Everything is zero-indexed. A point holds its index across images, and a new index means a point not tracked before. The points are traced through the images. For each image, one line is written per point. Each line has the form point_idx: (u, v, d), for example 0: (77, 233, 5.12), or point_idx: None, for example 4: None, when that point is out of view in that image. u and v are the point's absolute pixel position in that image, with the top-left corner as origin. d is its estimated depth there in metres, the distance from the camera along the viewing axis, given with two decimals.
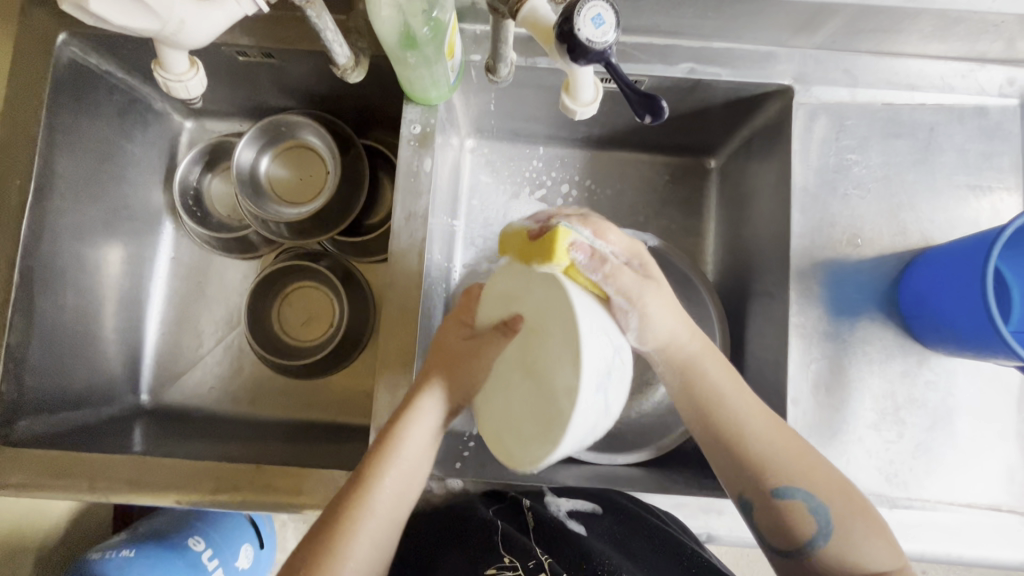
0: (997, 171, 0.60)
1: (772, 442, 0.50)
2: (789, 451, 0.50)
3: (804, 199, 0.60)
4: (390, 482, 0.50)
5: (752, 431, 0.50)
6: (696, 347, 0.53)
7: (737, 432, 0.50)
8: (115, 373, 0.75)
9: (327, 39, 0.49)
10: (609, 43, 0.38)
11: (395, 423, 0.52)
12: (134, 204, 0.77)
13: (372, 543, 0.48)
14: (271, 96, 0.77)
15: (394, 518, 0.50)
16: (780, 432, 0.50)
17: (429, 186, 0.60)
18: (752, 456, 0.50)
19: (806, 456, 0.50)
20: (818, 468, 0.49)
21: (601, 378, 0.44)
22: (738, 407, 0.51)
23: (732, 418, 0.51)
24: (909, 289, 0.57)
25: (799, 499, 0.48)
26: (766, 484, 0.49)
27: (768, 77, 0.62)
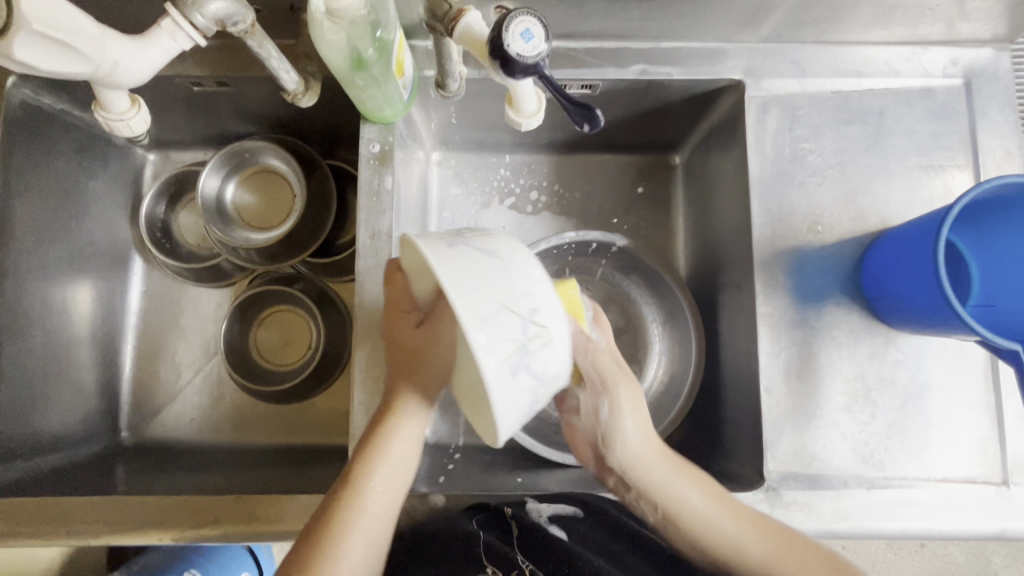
0: (947, 150, 0.61)
1: (763, 547, 0.50)
2: (767, 546, 0.50)
3: (763, 189, 0.61)
4: (377, 484, 0.50)
5: (744, 542, 0.51)
6: (663, 469, 0.53)
7: (725, 545, 0.51)
8: (92, 412, 0.75)
9: (272, 67, 0.50)
10: (540, 56, 0.40)
11: (377, 425, 0.51)
12: (101, 241, 0.77)
13: (365, 543, 0.48)
14: (232, 123, 0.77)
15: (385, 519, 0.50)
16: (754, 530, 0.51)
17: (392, 204, 0.60)
18: (751, 566, 0.51)
19: (790, 543, 0.51)
20: (810, 554, 0.50)
21: (515, 356, 0.41)
22: (728, 527, 0.51)
23: (711, 535, 0.51)
24: (870, 271, 0.58)
25: None
26: None
27: (719, 73, 0.63)
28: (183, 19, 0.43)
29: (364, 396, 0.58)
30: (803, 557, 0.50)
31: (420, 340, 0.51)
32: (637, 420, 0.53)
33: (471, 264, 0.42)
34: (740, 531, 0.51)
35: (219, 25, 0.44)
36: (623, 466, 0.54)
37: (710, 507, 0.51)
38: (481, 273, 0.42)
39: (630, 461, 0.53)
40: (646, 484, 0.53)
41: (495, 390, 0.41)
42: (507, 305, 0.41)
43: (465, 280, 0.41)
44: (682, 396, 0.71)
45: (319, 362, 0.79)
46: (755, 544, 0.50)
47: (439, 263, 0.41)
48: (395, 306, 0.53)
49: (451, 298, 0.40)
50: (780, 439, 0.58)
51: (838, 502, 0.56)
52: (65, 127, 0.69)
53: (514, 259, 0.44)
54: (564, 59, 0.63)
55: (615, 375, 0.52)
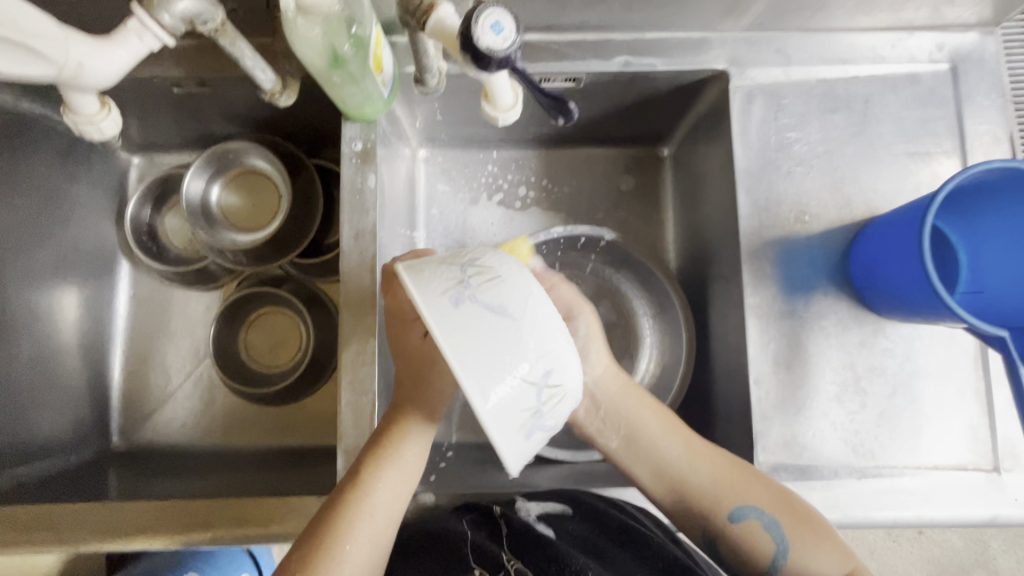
0: (934, 136, 0.61)
1: (709, 475, 0.54)
2: (724, 478, 0.54)
3: (749, 179, 0.61)
4: (386, 487, 0.50)
5: (685, 464, 0.55)
6: (632, 404, 0.59)
7: (673, 468, 0.56)
8: (82, 418, 0.74)
9: (247, 66, 0.50)
10: (512, 48, 0.39)
11: (386, 435, 0.51)
12: (86, 246, 0.76)
13: (368, 545, 0.48)
14: (215, 124, 0.76)
15: (390, 521, 0.50)
16: (712, 465, 0.55)
17: (375, 202, 0.60)
18: (696, 491, 0.55)
19: (744, 476, 0.54)
20: (757, 482, 0.53)
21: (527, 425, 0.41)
22: (674, 451, 0.56)
23: (676, 468, 0.55)
24: (858, 259, 0.58)
25: (751, 519, 0.53)
26: (717, 516, 0.54)
27: (702, 63, 0.63)
28: (151, 19, 0.42)
29: (351, 397, 0.58)
30: (752, 486, 0.53)
31: (427, 349, 0.51)
32: (631, 399, 0.59)
33: (479, 331, 0.40)
34: (688, 462, 0.56)
35: (188, 24, 0.44)
36: (594, 387, 0.60)
37: (660, 433, 0.57)
38: (488, 342, 0.39)
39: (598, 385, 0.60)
40: (612, 404, 0.59)
41: (510, 457, 0.42)
42: (518, 380, 0.40)
43: (473, 359, 0.39)
44: (673, 388, 0.71)
45: (310, 362, 0.79)
46: (703, 471, 0.55)
47: (444, 337, 0.39)
48: (401, 313, 0.53)
49: (459, 380, 0.38)
50: (770, 430, 0.58)
51: (829, 492, 0.56)
52: (45, 131, 0.68)
53: (525, 312, 0.41)
54: (546, 52, 0.62)
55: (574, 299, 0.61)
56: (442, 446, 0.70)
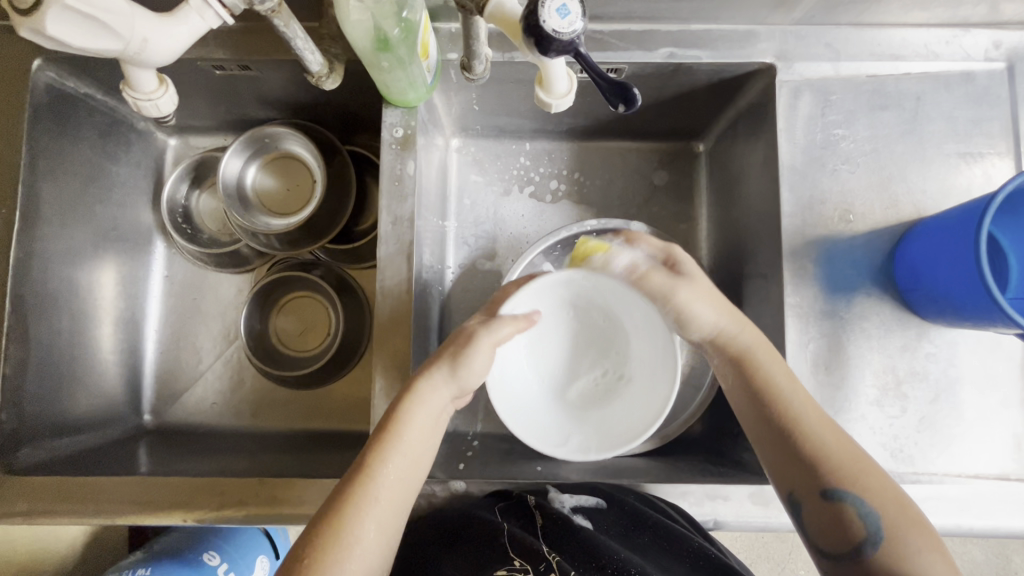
0: (986, 136, 0.59)
1: (825, 439, 0.49)
2: (841, 448, 0.49)
3: (793, 177, 0.60)
4: (392, 473, 0.50)
5: (810, 422, 0.50)
6: (747, 338, 0.55)
7: (787, 414, 0.51)
8: (115, 395, 0.75)
9: (298, 48, 0.50)
10: (578, 32, 0.39)
11: (396, 414, 0.52)
12: (123, 225, 0.77)
13: (379, 529, 0.48)
14: (253, 109, 0.77)
15: (400, 506, 0.50)
16: (831, 430, 0.50)
17: (414, 189, 0.60)
18: (804, 449, 0.49)
19: (860, 458, 0.48)
20: (872, 472, 0.48)
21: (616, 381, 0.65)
22: (795, 402, 0.51)
23: (788, 410, 0.51)
24: (904, 261, 0.56)
25: (850, 503, 0.47)
26: (818, 481, 0.48)
27: (749, 56, 0.61)
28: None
29: (385, 383, 0.58)
30: (868, 474, 0.48)
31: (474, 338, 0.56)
32: (750, 334, 0.55)
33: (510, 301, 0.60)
34: (810, 418, 0.50)
35: (247, 3, 0.43)
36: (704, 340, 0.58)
37: (785, 382, 0.52)
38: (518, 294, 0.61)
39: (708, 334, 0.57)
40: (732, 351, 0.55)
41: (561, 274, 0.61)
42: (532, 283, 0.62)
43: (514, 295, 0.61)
44: (704, 386, 0.70)
45: (337, 348, 0.79)
46: (820, 432, 0.49)
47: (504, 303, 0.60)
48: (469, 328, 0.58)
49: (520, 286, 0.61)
50: None
51: None
52: (89, 110, 0.70)
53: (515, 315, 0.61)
54: (591, 42, 0.61)
55: (669, 283, 0.58)
56: (468, 436, 0.71)
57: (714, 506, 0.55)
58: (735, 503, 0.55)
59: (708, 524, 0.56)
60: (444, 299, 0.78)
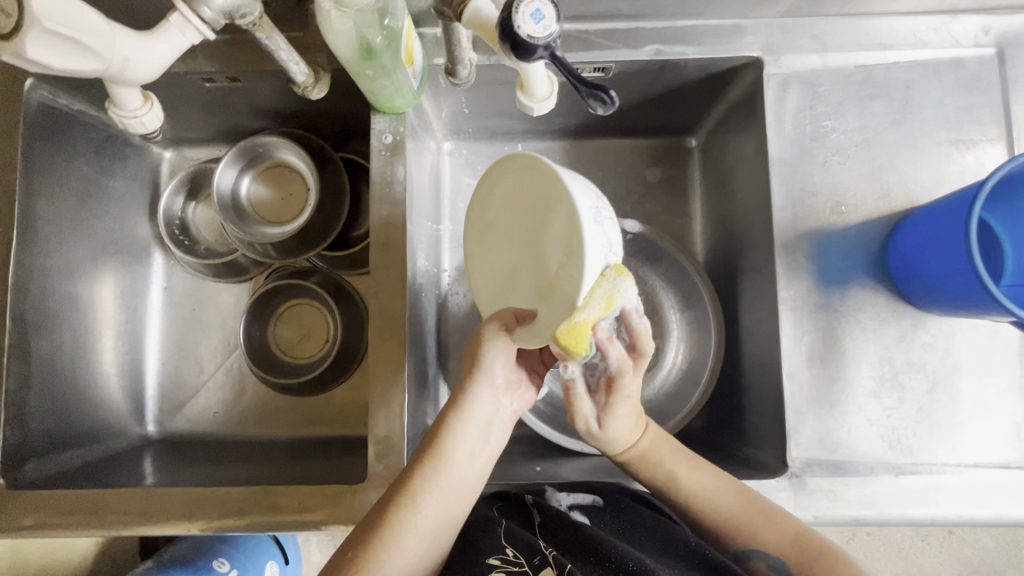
0: (978, 123, 0.59)
1: (723, 509, 0.54)
2: (738, 514, 0.53)
3: (783, 170, 0.59)
4: (436, 483, 0.51)
5: (702, 499, 0.55)
6: (645, 444, 0.57)
7: (686, 497, 0.56)
8: (118, 407, 0.76)
9: (282, 59, 0.50)
10: (552, 36, 0.39)
11: (444, 424, 0.52)
12: (121, 238, 0.78)
13: (421, 540, 0.49)
14: (246, 119, 0.77)
15: (444, 515, 0.51)
16: (731, 497, 0.54)
17: (404, 194, 0.60)
18: (708, 521, 0.55)
19: (763, 515, 0.52)
20: (773, 526, 0.52)
21: (596, 212, 0.45)
22: (689, 485, 0.55)
23: (686, 492, 0.56)
24: (898, 251, 0.56)
25: (757, 559, 0.53)
26: (729, 545, 0.54)
27: (736, 50, 0.61)
28: (192, 14, 0.44)
29: (385, 389, 0.58)
30: (766, 529, 0.52)
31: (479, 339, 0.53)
32: (649, 441, 0.57)
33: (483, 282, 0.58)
34: (705, 495, 0.55)
35: (227, 18, 0.44)
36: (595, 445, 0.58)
37: (676, 468, 0.56)
38: (486, 271, 0.58)
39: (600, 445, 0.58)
40: (632, 459, 0.57)
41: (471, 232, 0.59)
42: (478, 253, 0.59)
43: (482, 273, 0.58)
44: (701, 381, 0.71)
45: (337, 354, 0.80)
46: (716, 502, 0.54)
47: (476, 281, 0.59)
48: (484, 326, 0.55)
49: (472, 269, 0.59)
50: (803, 425, 0.57)
51: (865, 488, 0.55)
52: (83, 126, 0.70)
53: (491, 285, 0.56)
54: (576, 42, 0.61)
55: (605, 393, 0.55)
56: None
57: None
58: None
59: None
60: (441, 303, 0.79)
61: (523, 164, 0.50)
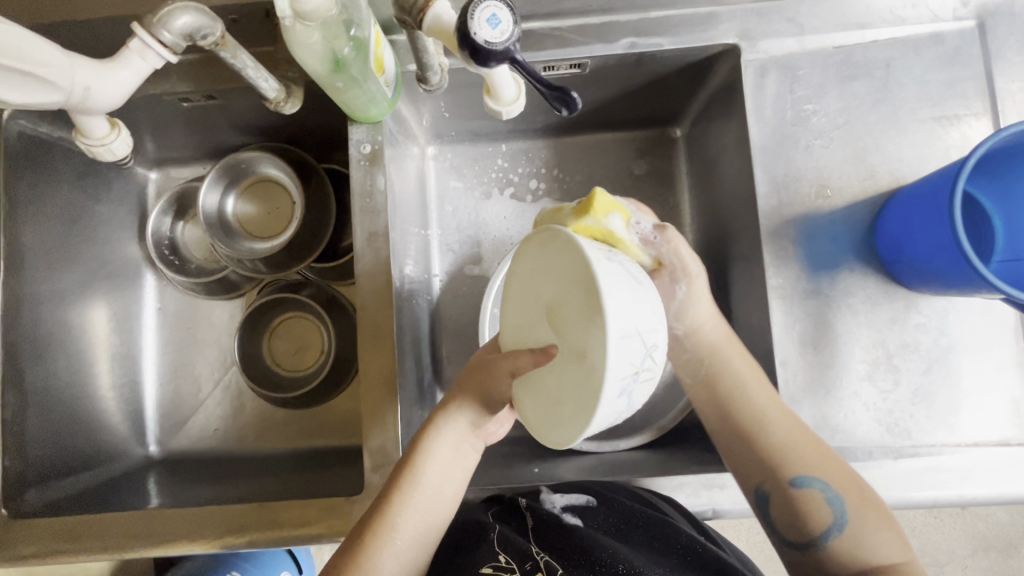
0: (962, 98, 0.58)
1: (790, 438, 0.53)
2: (803, 443, 0.53)
3: (765, 157, 0.59)
4: (409, 508, 0.51)
5: (777, 427, 0.53)
6: (720, 335, 0.58)
7: (756, 419, 0.54)
8: (118, 430, 0.77)
9: (250, 76, 0.50)
10: (511, 40, 0.39)
11: (414, 451, 0.53)
12: (111, 262, 0.78)
13: (397, 562, 0.50)
14: (228, 135, 0.77)
15: (418, 537, 0.52)
16: (796, 428, 0.53)
17: (386, 204, 0.60)
18: (773, 448, 0.53)
19: (820, 449, 0.52)
20: (833, 459, 0.52)
21: (629, 382, 0.40)
22: (762, 403, 0.54)
23: (756, 414, 0.54)
24: (886, 233, 0.56)
25: (816, 489, 0.51)
26: (785, 475, 0.52)
27: (712, 38, 0.61)
28: (151, 39, 0.44)
29: (377, 400, 0.58)
30: (827, 463, 0.52)
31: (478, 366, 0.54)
32: (739, 359, 0.56)
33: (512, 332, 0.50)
34: (776, 419, 0.53)
35: (188, 40, 0.45)
36: (685, 334, 0.59)
37: (750, 381, 0.55)
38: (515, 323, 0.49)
39: (692, 329, 0.59)
40: (702, 350, 0.58)
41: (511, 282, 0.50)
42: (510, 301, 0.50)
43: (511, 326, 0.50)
44: None
45: (333, 365, 0.80)
46: (785, 433, 0.53)
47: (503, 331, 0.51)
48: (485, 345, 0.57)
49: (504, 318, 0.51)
50: (799, 413, 0.56)
51: (864, 474, 0.55)
52: (65, 153, 0.71)
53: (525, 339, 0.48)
54: (549, 40, 0.61)
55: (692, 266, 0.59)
56: None
57: (711, 495, 0.56)
58: (732, 489, 0.56)
59: (706, 514, 0.57)
60: (434, 308, 0.79)
61: (589, 278, 0.39)
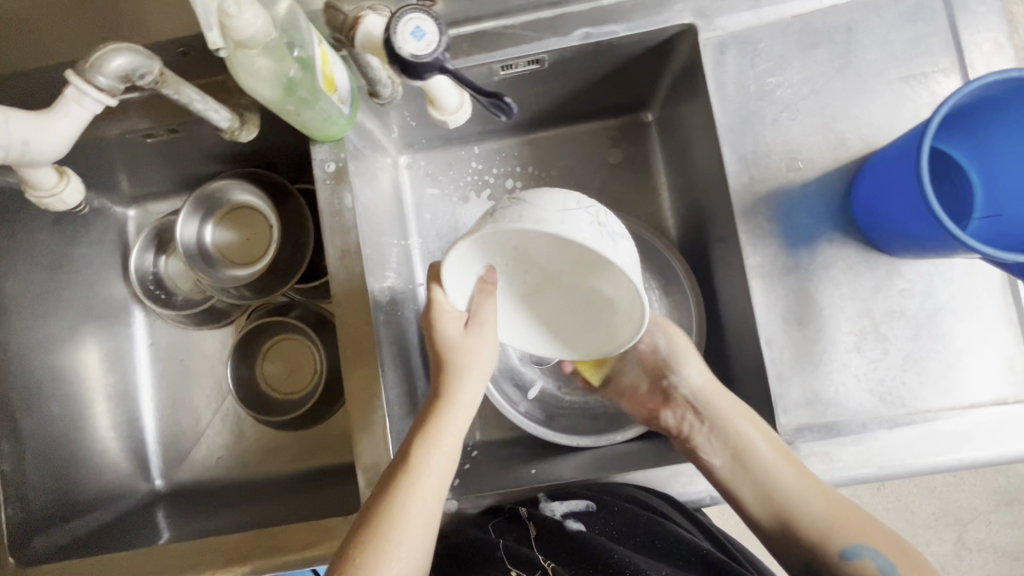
0: (928, 55, 0.57)
1: (825, 512, 0.56)
2: (835, 512, 0.56)
3: (732, 135, 0.58)
4: (430, 472, 0.53)
5: (813, 504, 0.57)
6: (728, 409, 0.62)
7: (790, 497, 0.58)
8: (120, 468, 0.77)
9: (199, 109, 0.51)
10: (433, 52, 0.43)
11: (432, 416, 0.55)
12: (97, 302, 0.78)
13: (418, 530, 0.51)
14: (199, 165, 0.77)
15: (437, 501, 0.53)
16: (828, 499, 0.57)
17: (356, 220, 0.60)
18: (809, 524, 0.57)
19: (854, 516, 0.56)
20: (869, 524, 0.55)
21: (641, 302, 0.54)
22: (794, 483, 0.57)
23: (791, 494, 0.57)
24: (861, 200, 0.55)
25: (866, 558, 0.54)
26: (830, 547, 0.55)
27: (667, 20, 0.60)
28: (88, 86, 0.45)
29: (366, 417, 0.58)
30: (865, 530, 0.55)
31: (462, 343, 0.57)
32: (764, 439, 0.58)
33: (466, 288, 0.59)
34: (806, 491, 0.57)
35: (126, 81, 0.45)
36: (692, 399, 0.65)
37: (777, 461, 0.57)
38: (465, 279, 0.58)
39: (697, 399, 0.65)
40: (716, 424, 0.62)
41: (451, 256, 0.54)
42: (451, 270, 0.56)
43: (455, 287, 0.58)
44: None
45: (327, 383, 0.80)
46: (818, 506, 0.57)
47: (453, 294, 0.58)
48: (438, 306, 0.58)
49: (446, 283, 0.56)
50: (789, 391, 0.55)
51: (860, 446, 0.54)
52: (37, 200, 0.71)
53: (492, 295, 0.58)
54: (502, 39, 0.60)
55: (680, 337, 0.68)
56: (466, 447, 0.72)
57: None
58: None
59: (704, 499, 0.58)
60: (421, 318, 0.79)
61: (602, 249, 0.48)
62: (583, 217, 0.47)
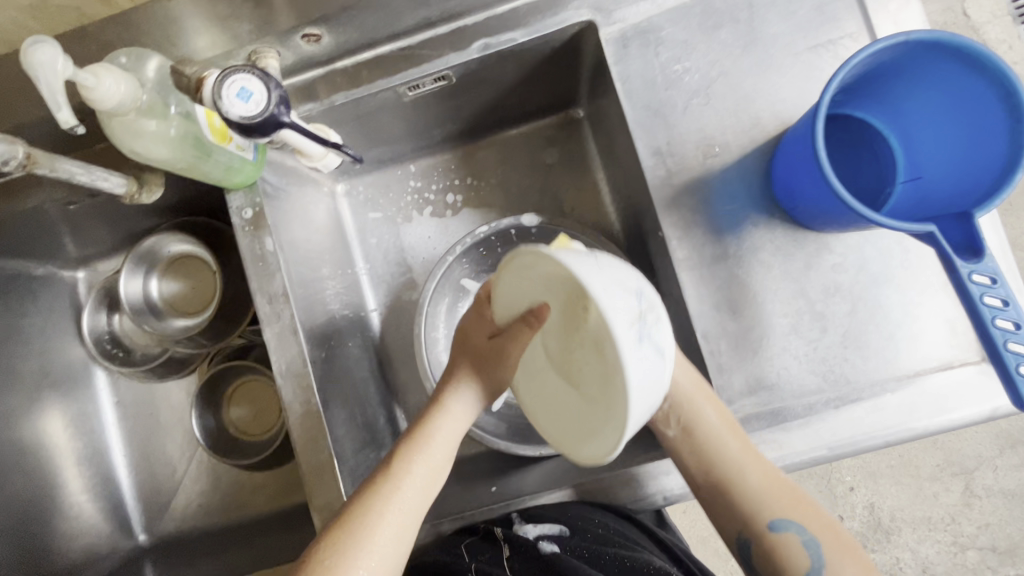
0: (833, 20, 0.55)
1: (763, 484, 0.52)
2: (775, 491, 0.52)
3: (644, 129, 0.57)
4: (414, 476, 0.51)
5: (753, 479, 0.52)
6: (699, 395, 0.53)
7: (729, 472, 0.52)
8: (100, 529, 0.78)
9: (79, 176, 0.51)
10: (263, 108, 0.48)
11: (423, 421, 0.55)
12: (55, 370, 0.79)
13: (392, 538, 0.49)
14: (135, 221, 0.77)
15: (418, 508, 0.51)
16: (768, 470, 0.52)
17: (280, 263, 0.60)
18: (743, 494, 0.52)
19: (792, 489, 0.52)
20: (813, 510, 0.52)
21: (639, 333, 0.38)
22: (733, 452, 0.52)
23: (730, 465, 0.52)
24: (779, 179, 0.53)
25: (792, 532, 0.51)
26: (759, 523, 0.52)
27: (565, 19, 0.58)
28: None
29: (318, 457, 0.58)
30: (807, 511, 0.51)
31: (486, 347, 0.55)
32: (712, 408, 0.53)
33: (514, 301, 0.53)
34: (748, 462, 0.52)
35: None
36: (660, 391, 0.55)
37: (723, 428, 0.52)
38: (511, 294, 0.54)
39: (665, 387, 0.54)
40: (679, 397, 0.54)
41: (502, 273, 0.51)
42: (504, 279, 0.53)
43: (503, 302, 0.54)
44: None
45: None
46: (753, 478, 0.52)
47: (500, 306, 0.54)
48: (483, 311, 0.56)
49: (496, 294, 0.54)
50: (731, 381, 0.54)
51: (807, 430, 0.54)
52: None
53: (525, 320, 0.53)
54: (401, 61, 0.60)
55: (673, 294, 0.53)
56: None
57: (660, 481, 0.57)
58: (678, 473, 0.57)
59: (660, 499, 0.58)
60: (377, 345, 0.78)
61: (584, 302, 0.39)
62: (611, 276, 0.39)
